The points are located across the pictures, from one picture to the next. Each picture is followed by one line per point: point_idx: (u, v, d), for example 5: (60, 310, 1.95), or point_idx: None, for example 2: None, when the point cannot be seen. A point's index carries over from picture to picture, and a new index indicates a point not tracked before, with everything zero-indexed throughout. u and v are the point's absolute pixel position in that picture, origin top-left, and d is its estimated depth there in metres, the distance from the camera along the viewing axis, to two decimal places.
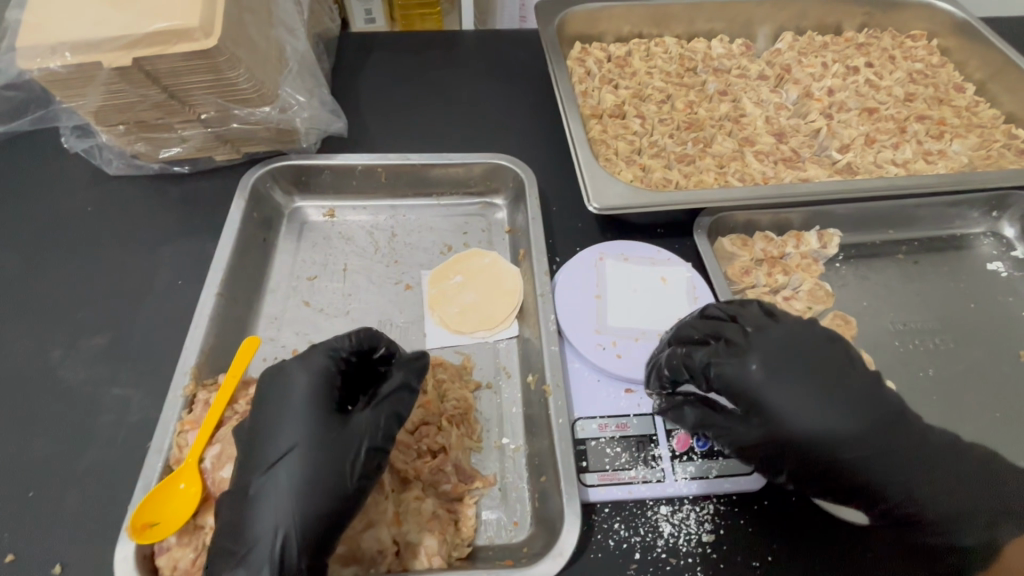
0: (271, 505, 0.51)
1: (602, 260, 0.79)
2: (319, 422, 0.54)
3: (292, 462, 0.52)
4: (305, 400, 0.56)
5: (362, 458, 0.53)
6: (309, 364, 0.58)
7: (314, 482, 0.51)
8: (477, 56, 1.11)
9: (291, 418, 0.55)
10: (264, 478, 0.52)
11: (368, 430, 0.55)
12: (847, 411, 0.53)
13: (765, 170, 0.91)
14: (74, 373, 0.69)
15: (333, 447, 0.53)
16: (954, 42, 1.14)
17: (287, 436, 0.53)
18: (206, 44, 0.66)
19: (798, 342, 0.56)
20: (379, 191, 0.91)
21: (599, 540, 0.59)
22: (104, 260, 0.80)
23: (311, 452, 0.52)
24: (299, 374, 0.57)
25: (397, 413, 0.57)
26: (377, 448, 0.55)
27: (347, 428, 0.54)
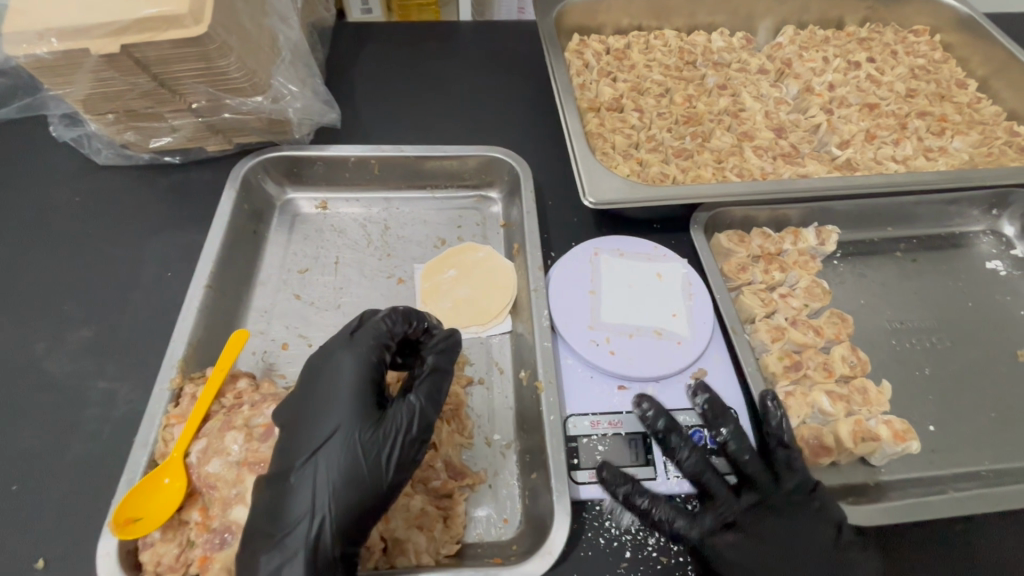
0: (310, 489, 0.50)
1: (598, 255, 0.78)
2: (362, 409, 0.54)
3: (337, 449, 0.52)
4: (353, 384, 0.55)
5: (400, 450, 0.52)
6: (355, 350, 0.57)
7: (354, 471, 0.51)
8: (474, 47, 1.10)
9: (337, 403, 0.54)
10: (307, 464, 0.52)
11: (408, 420, 0.53)
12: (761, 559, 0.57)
13: (763, 165, 0.90)
14: (59, 366, 0.68)
15: (374, 436, 0.52)
16: (957, 37, 1.12)
17: (331, 421, 0.53)
18: (196, 31, 0.65)
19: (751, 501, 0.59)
20: (372, 183, 0.90)
21: (590, 539, 0.59)
22: (92, 251, 0.78)
23: (352, 439, 0.52)
24: (347, 357, 0.56)
25: (435, 401, 0.56)
26: (417, 440, 0.53)
27: (386, 417, 0.53)
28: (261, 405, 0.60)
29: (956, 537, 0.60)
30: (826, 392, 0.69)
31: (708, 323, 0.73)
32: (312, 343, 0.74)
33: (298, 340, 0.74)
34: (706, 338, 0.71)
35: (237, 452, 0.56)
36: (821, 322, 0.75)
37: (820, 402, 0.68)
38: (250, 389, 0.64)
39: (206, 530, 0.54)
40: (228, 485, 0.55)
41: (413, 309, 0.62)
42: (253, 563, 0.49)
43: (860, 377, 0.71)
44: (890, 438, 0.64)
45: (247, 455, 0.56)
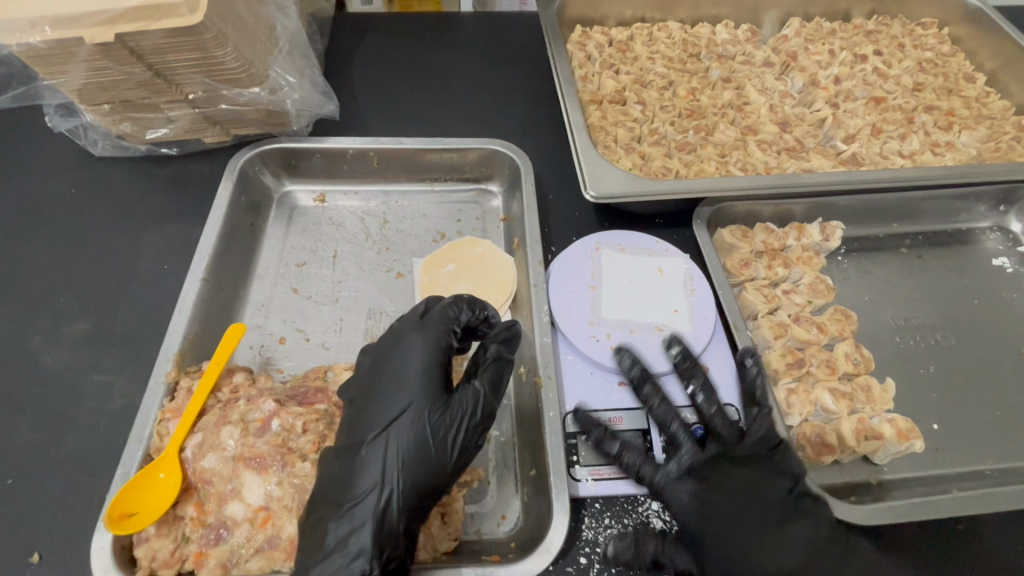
0: (380, 465, 0.51)
1: (599, 250, 0.77)
2: (431, 390, 0.55)
3: (409, 425, 0.53)
4: (424, 366, 0.56)
5: (465, 432, 0.54)
6: (425, 335, 0.58)
7: (423, 449, 0.52)
8: (475, 39, 1.08)
9: (409, 382, 0.55)
10: (379, 441, 0.52)
11: (474, 405, 0.55)
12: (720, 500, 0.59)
13: (767, 159, 0.89)
14: (55, 359, 0.68)
15: (442, 417, 0.54)
16: (965, 31, 1.11)
17: (404, 399, 0.54)
18: (191, 19, 0.64)
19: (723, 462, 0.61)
20: (371, 176, 0.89)
21: (588, 536, 0.58)
22: (87, 243, 0.78)
23: (422, 419, 0.53)
24: (418, 339, 0.58)
25: (497, 388, 0.58)
26: (480, 424, 0.55)
27: (453, 399, 0.55)
28: (257, 400, 0.59)
29: (956, 536, 0.60)
30: (829, 390, 0.68)
31: (710, 320, 0.72)
32: (309, 338, 0.73)
33: (296, 334, 0.73)
34: (708, 335, 0.70)
35: (232, 448, 0.55)
36: (825, 319, 0.74)
37: (823, 400, 0.67)
38: (247, 383, 0.63)
39: (201, 526, 0.54)
40: (223, 480, 0.55)
41: (479, 298, 0.64)
42: (322, 529, 0.50)
43: (863, 375, 0.70)
44: (894, 436, 0.63)
45: (243, 450, 0.55)
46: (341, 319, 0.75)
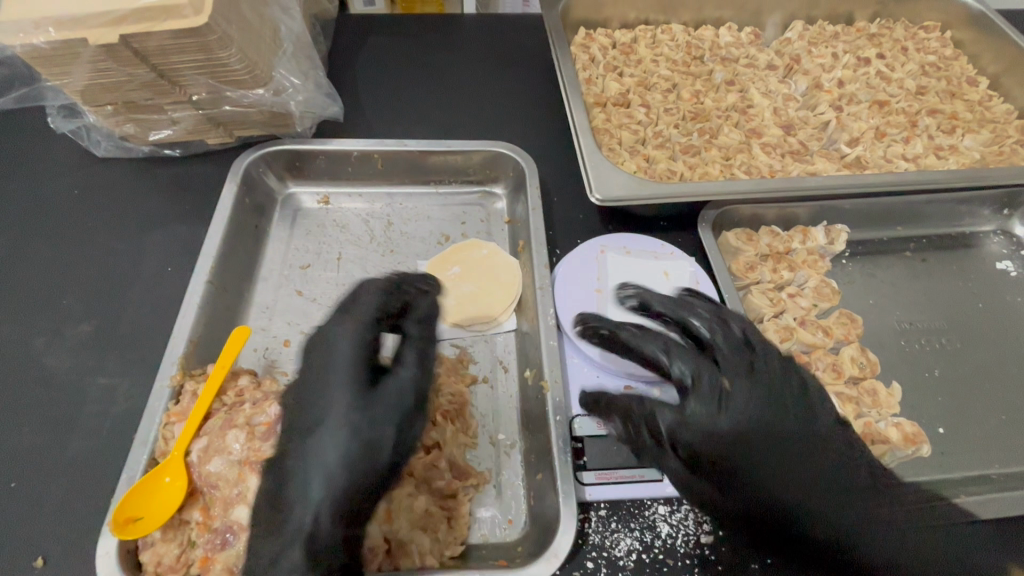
0: (306, 475, 0.48)
1: (604, 253, 0.77)
2: (357, 384, 0.51)
3: (332, 424, 0.49)
4: (351, 357, 0.52)
5: (395, 428, 0.50)
6: (348, 328, 0.54)
7: (350, 453, 0.48)
8: (479, 40, 1.08)
9: (336, 375, 0.51)
10: (308, 447, 0.49)
11: (400, 395, 0.51)
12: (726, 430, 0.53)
13: (772, 162, 0.89)
14: (59, 361, 0.67)
15: (366, 416, 0.50)
16: (968, 34, 1.11)
17: (327, 400, 0.50)
18: (196, 21, 0.64)
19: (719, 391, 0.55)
20: (375, 177, 0.89)
21: (595, 540, 0.58)
22: (90, 244, 0.77)
23: (347, 421, 0.49)
24: (340, 333, 0.53)
25: (427, 372, 0.54)
26: (410, 414, 0.52)
27: (379, 394, 0.51)
28: (263, 403, 0.59)
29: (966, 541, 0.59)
30: (835, 394, 0.68)
31: None
32: None
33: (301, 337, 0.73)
34: None
35: (238, 452, 0.55)
36: (830, 323, 0.74)
37: None
38: (252, 386, 0.63)
39: (206, 531, 0.54)
40: (229, 485, 0.54)
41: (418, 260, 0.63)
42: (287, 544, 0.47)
43: (869, 379, 0.70)
44: (900, 441, 0.64)
45: (249, 454, 0.55)
46: None
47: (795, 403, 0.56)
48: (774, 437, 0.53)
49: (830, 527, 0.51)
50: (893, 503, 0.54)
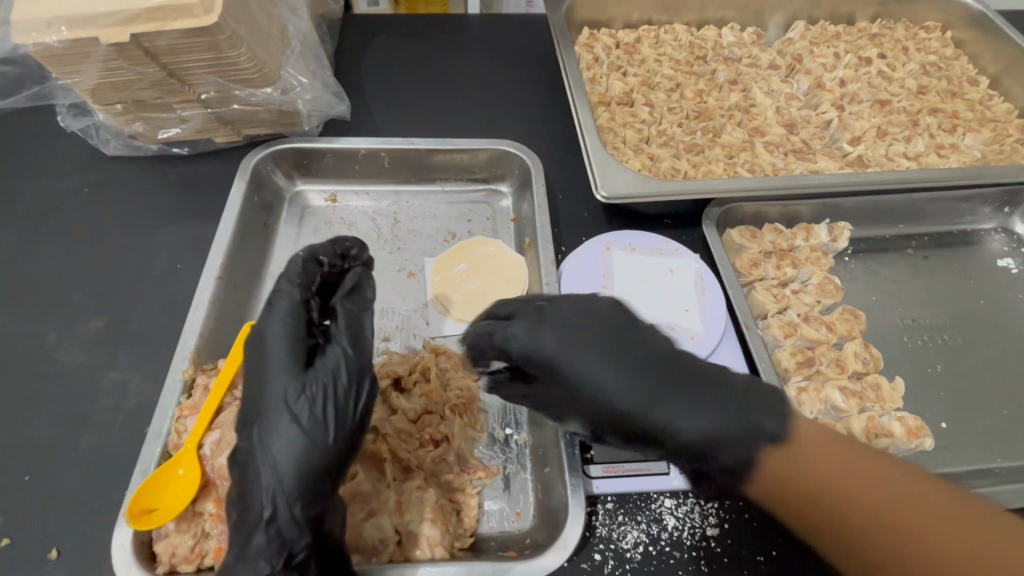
0: (263, 459, 0.49)
1: (609, 250, 0.78)
2: (289, 368, 0.52)
3: (272, 409, 0.50)
4: (282, 344, 0.53)
5: (335, 399, 0.51)
6: (275, 316, 0.55)
7: (297, 431, 0.49)
8: (483, 40, 1.09)
9: (271, 361, 0.52)
10: (260, 432, 0.50)
11: (336, 370, 0.52)
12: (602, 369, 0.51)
13: (775, 161, 0.90)
14: (71, 357, 0.68)
15: (303, 394, 0.50)
16: (969, 34, 1.12)
17: (267, 384, 0.52)
18: (206, 20, 0.64)
19: (580, 327, 0.53)
20: (381, 175, 0.89)
21: (603, 533, 0.59)
22: (100, 241, 0.78)
23: (286, 399, 0.50)
24: (268, 322, 0.55)
25: (357, 343, 0.55)
26: (350, 384, 0.52)
27: (313, 369, 0.52)
28: None
29: None
30: (839, 388, 0.68)
31: (721, 319, 0.72)
32: None
33: None
34: (719, 334, 0.71)
35: None
36: (834, 318, 0.75)
37: (833, 398, 0.68)
38: None
39: (221, 522, 0.54)
40: None
41: (333, 239, 0.66)
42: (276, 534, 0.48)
43: (872, 374, 0.71)
44: (904, 435, 0.64)
45: None
46: None
47: (638, 334, 0.53)
48: (619, 368, 0.51)
49: (745, 457, 0.46)
50: (757, 414, 0.47)
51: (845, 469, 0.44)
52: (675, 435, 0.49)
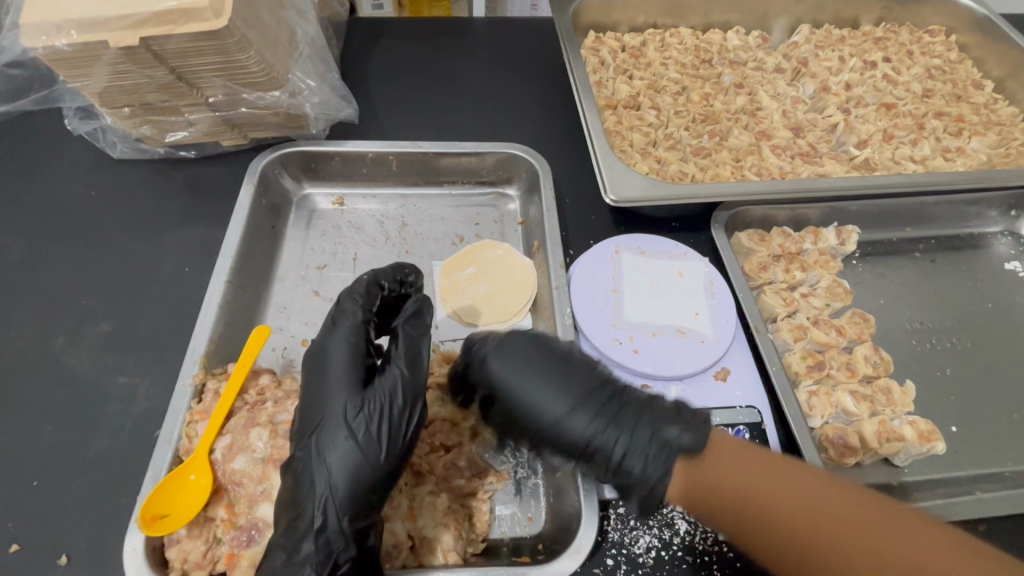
0: (315, 471, 0.50)
1: (618, 253, 0.78)
2: (349, 386, 0.53)
3: (331, 424, 0.51)
4: (344, 360, 0.55)
5: (389, 421, 0.51)
6: (336, 334, 0.57)
7: (352, 449, 0.50)
8: (489, 43, 1.09)
9: (333, 378, 0.54)
10: (315, 444, 0.51)
11: (393, 391, 0.52)
12: (534, 400, 0.59)
13: (782, 164, 0.90)
14: (79, 361, 0.68)
15: (360, 413, 0.51)
16: (973, 38, 1.12)
17: (326, 401, 0.52)
18: (217, 24, 0.64)
19: (516, 359, 0.61)
20: (389, 179, 0.89)
21: (615, 538, 0.59)
22: (107, 246, 0.78)
23: (344, 417, 0.51)
24: (329, 339, 0.57)
25: (415, 365, 0.55)
26: (405, 407, 0.52)
27: (369, 390, 0.52)
28: (285, 402, 0.60)
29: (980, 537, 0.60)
30: (850, 392, 0.68)
31: (731, 323, 0.72)
32: None
33: None
34: (730, 338, 0.71)
35: (262, 449, 0.56)
36: (843, 322, 0.75)
37: (844, 402, 0.68)
38: (273, 385, 0.63)
39: (232, 528, 0.54)
40: (254, 482, 0.55)
41: (393, 264, 0.66)
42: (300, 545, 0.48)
43: (883, 377, 0.71)
44: (915, 438, 0.64)
45: (273, 451, 0.56)
46: None
47: (562, 361, 0.61)
48: (549, 392, 0.58)
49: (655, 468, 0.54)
50: (662, 428, 0.55)
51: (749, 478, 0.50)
52: (601, 453, 0.56)
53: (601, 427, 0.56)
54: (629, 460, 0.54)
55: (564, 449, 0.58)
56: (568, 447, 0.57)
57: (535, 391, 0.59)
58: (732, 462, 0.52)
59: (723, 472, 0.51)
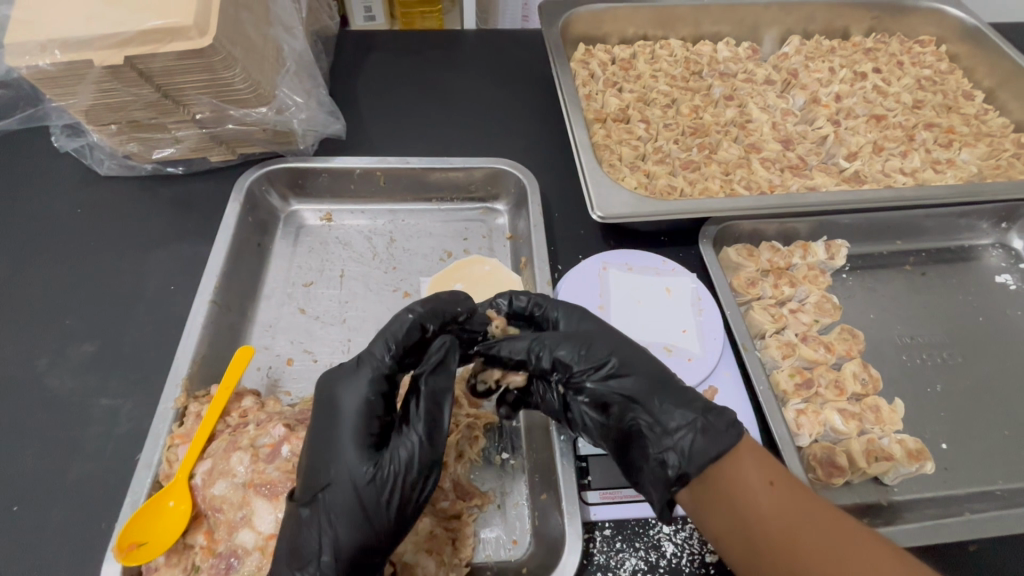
0: (321, 528, 0.49)
1: (606, 269, 0.78)
2: (362, 447, 0.50)
3: (346, 484, 0.49)
4: (357, 419, 0.51)
5: (402, 490, 0.49)
6: (355, 390, 0.52)
7: (360, 513, 0.48)
8: (479, 57, 1.09)
9: (344, 439, 0.50)
10: (323, 501, 0.49)
11: (408, 459, 0.50)
12: (602, 331, 0.61)
13: (771, 177, 0.90)
14: (61, 382, 0.67)
15: (374, 481, 0.49)
16: (963, 48, 1.12)
17: (338, 462, 0.50)
18: (201, 42, 0.64)
19: (573, 312, 0.64)
20: (378, 195, 0.89)
21: (601, 561, 0.58)
22: (93, 264, 0.78)
23: (354, 483, 0.49)
24: (348, 391, 0.52)
25: (433, 432, 0.51)
26: (420, 476, 0.50)
27: (383, 457, 0.50)
28: (267, 424, 0.59)
29: (971, 558, 0.59)
30: (838, 410, 0.68)
31: (718, 340, 0.72)
32: (317, 357, 0.73)
33: (303, 355, 0.73)
34: (717, 355, 0.70)
35: (242, 474, 0.55)
36: (832, 339, 0.75)
37: (832, 421, 0.67)
38: (256, 407, 0.63)
39: (211, 555, 0.54)
40: (233, 508, 0.54)
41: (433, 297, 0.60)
42: None
43: (872, 395, 0.70)
44: (904, 457, 0.64)
45: (253, 477, 0.55)
46: (349, 340, 0.74)
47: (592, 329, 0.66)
48: (608, 328, 0.62)
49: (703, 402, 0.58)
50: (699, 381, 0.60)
51: (777, 480, 0.53)
52: (661, 385, 0.57)
53: (656, 363, 0.60)
54: (711, 411, 0.55)
55: (628, 378, 0.58)
56: (634, 377, 0.58)
57: (600, 328, 0.62)
58: (764, 460, 0.54)
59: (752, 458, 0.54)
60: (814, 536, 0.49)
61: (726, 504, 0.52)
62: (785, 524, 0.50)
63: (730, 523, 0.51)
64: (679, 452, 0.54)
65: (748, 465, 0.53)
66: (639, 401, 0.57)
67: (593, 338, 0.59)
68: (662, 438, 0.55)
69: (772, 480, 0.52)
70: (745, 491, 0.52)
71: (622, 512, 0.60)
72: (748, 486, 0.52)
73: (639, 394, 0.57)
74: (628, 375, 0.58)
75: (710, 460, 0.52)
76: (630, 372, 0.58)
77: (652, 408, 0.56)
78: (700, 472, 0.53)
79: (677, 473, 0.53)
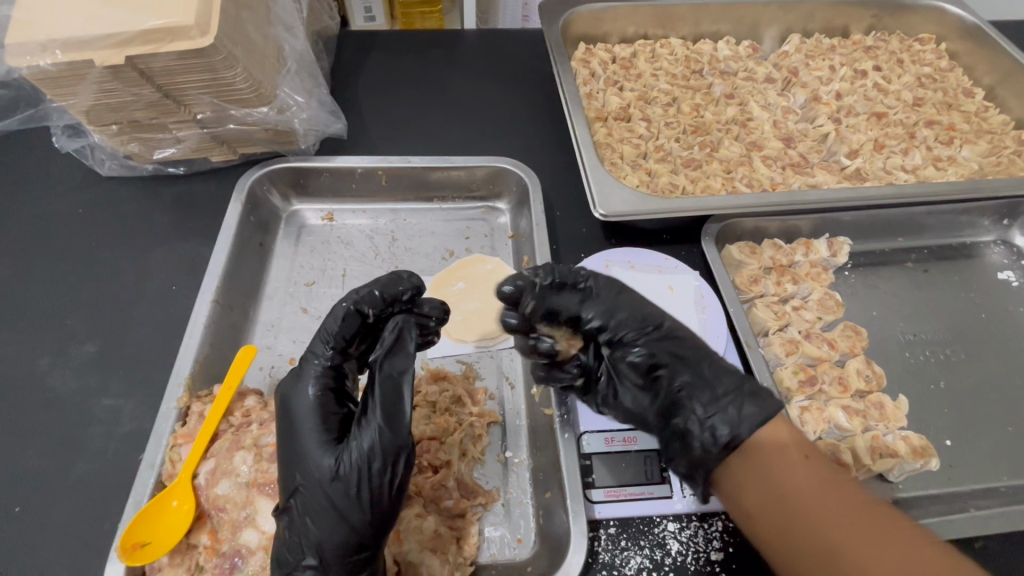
0: (302, 526, 0.49)
1: (608, 268, 0.78)
2: (323, 446, 0.50)
3: (314, 484, 0.49)
4: (313, 419, 0.50)
5: (371, 483, 0.48)
6: (303, 392, 0.51)
7: (335, 512, 0.48)
8: (479, 56, 1.09)
9: (305, 440, 0.50)
10: (298, 501, 0.49)
11: (371, 451, 0.48)
12: (643, 305, 0.63)
13: (773, 175, 0.90)
14: (63, 382, 0.67)
15: (340, 479, 0.48)
16: (963, 46, 1.12)
17: (304, 464, 0.49)
18: (202, 42, 0.64)
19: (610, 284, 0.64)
20: (379, 194, 0.89)
21: (605, 559, 0.58)
22: (94, 264, 0.77)
23: (322, 482, 0.48)
24: (296, 394, 0.51)
25: (392, 420, 0.49)
26: (385, 466, 0.48)
27: (345, 453, 0.49)
28: (270, 424, 0.59)
29: (977, 554, 0.59)
30: (842, 407, 0.68)
31: (722, 338, 0.72)
32: None
33: None
34: (720, 353, 0.70)
35: (245, 474, 0.56)
36: (835, 336, 0.75)
37: (836, 418, 0.67)
38: (259, 406, 0.63)
39: (214, 555, 0.54)
40: (237, 507, 0.55)
41: (372, 281, 0.57)
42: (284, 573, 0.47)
43: (875, 392, 0.70)
44: (909, 454, 0.64)
45: (257, 476, 0.55)
46: None
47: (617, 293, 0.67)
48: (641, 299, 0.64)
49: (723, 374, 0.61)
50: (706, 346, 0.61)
51: (812, 455, 0.53)
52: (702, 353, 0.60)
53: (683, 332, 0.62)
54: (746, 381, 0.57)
55: (675, 348, 0.60)
56: (679, 347, 0.60)
57: (636, 300, 0.63)
58: (797, 436, 0.54)
59: (788, 434, 0.54)
60: (850, 506, 0.49)
61: (757, 474, 0.52)
62: (818, 495, 0.50)
63: (763, 490, 0.51)
64: (725, 421, 0.55)
65: (784, 441, 0.53)
66: (688, 368, 0.59)
67: (645, 305, 0.63)
68: (711, 400, 0.56)
69: (807, 454, 0.53)
70: (778, 460, 0.52)
71: (626, 511, 0.60)
72: (782, 459, 0.52)
73: (687, 363, 0.59)
74: (675, 347, 0.60)
75: (760, 421, 0.54)
76: (674, 342, 0.61)
77: (694, 371, 0.58)
78: (744, 443, 0.54)
79: (731, 436, 0.54)
